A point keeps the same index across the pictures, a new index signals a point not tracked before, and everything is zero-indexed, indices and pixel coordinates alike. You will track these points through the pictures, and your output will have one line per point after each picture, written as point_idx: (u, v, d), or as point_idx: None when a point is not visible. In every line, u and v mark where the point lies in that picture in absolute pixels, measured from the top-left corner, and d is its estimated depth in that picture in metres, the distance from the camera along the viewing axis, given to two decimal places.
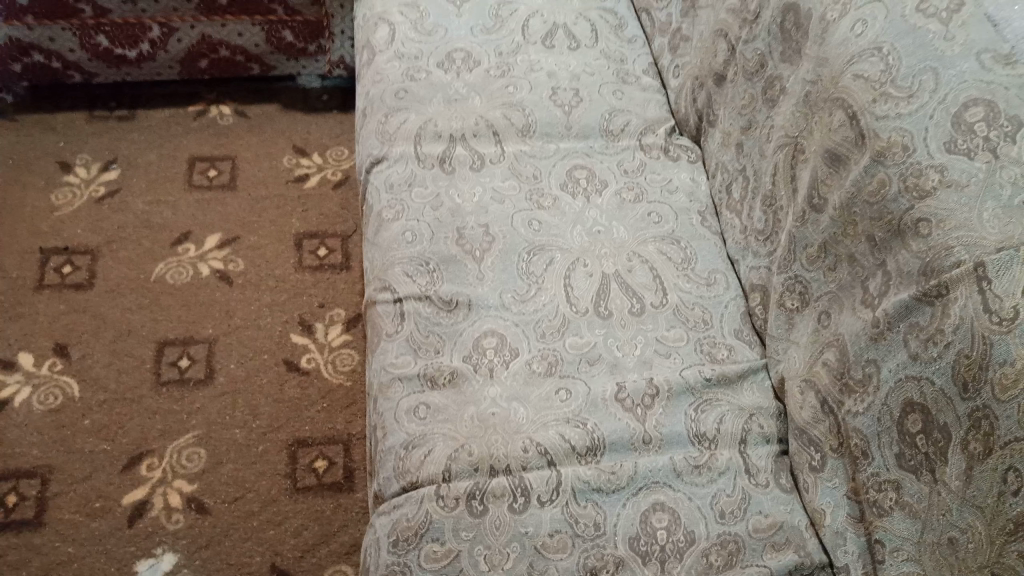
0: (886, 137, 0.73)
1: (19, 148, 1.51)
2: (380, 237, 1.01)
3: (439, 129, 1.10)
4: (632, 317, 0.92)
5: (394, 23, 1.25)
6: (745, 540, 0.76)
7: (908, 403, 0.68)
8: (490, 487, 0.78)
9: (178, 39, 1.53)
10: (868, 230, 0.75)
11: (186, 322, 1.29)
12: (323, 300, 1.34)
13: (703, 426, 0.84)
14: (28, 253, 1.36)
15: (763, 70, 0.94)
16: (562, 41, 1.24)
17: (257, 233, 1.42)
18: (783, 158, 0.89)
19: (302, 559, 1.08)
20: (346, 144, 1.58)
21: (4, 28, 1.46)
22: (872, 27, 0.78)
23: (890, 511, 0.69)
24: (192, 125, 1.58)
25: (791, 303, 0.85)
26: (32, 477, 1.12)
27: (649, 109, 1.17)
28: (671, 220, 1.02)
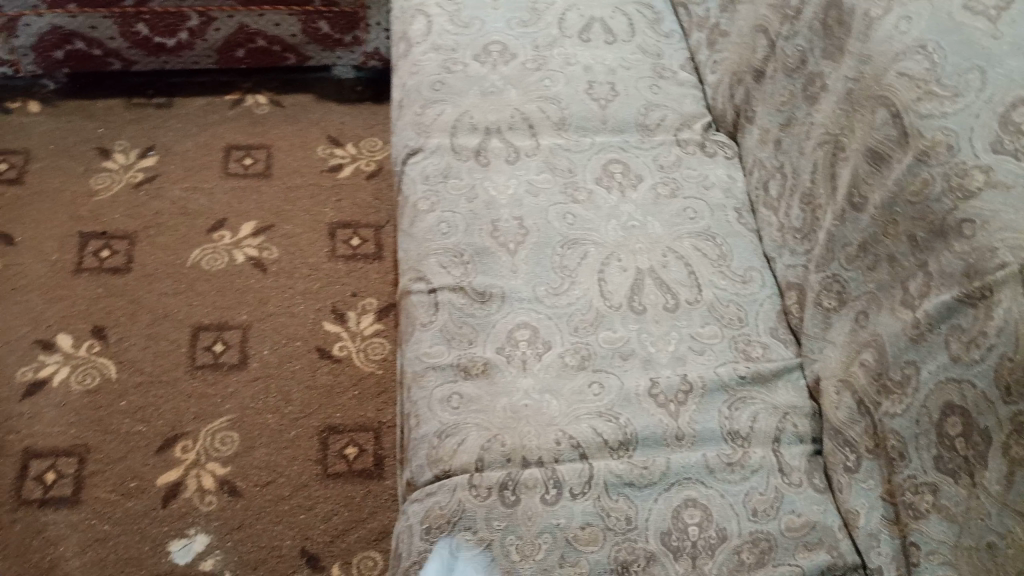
0: (930, 136, 0.72)
1: (60, 133, 1.53)
2: (414, 227, 1.01)
3: (475, 121, 1.11)
4: (666, 313, 0.92)
5: (431, 15, 1.26)
6: (777, 539, 0.76)
7: (948, 406, 0.67)
8: (523, 478, 0.78)
9: (216, 29, 1.54)
10: (909, 230, 0.74)
11: (221, 308, 1.31)
12: (355, 289, 1.35)
13: (737, 424, 0.83)
14: (68, 237, 1.38)
15: (804, 67, 0.94)
16: (599, 35, 1.24)
17: (291, 221, 1.43)
18: (822, 155, 0.88)
19: (332, 544, 1.10)
20: (380, 135, 1.59)
21: (47, 16, 1.47)
22: (915, 24, 0.78)
23: (927, 514, 0.69)
24: (228, 114, 1.59)
25: (828, 302, 0.85)
26: (70, 456, 1.14)
27: (685, 104, 1.16)
28: (706, 216, 1.02)
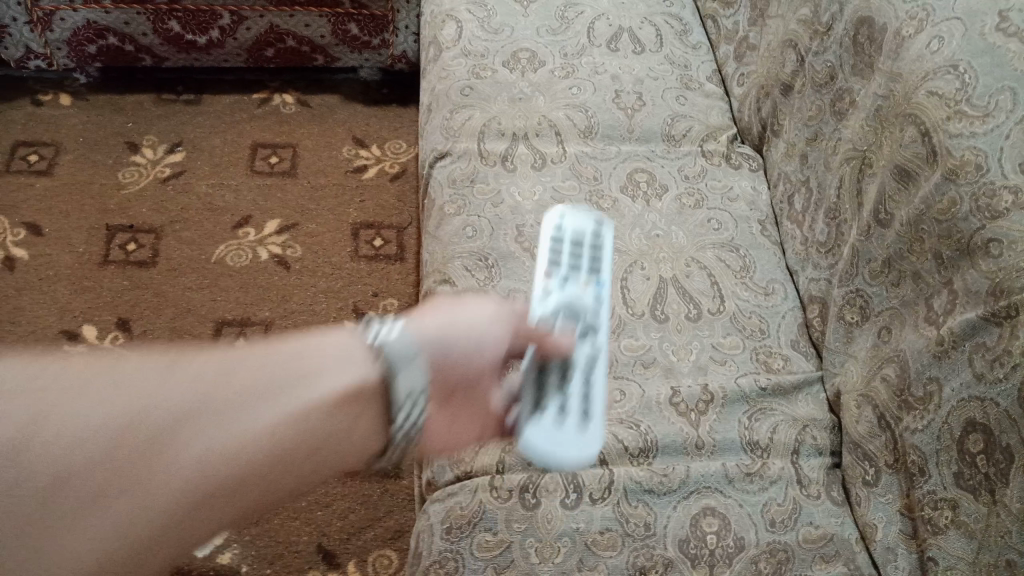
0: (959, 155, 0.73)
1: (90, 126, 1.55)
2: (440, 230, 1.02)
3: (502, 127, 1.12)
4: (689, 323, 0.93)
5: (462, 20, 1.27)
6: (795, 550, 0.76)
7: (970, 422, 0.68)
8: (544, 482, 0.79)
9: (247, 28, 1.56)
10: (935, 247, 0.75)
11: (244, 304, 1.33)
12: (377, 289, 1.36)
13: (757, 435, 0.84)
14: (95, 230, 1.40)
15: (833, 83, 0.94)
16: (627, 45, 1.25)
17: (315, 220, 1.45)
18: (849, 171, 0.89)
19: (348, 541, 1.11)
20: (405, 137, 1.61)
21: (82, 11, 1.51)
22: (947, 43, 0.78)
23: (945, 530, 0.69)
24: (255, 112, 1.61)
25: (851, 317, 0.85)
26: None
27: (711, 116, 1.17)
28: (730, 228, 1.03)
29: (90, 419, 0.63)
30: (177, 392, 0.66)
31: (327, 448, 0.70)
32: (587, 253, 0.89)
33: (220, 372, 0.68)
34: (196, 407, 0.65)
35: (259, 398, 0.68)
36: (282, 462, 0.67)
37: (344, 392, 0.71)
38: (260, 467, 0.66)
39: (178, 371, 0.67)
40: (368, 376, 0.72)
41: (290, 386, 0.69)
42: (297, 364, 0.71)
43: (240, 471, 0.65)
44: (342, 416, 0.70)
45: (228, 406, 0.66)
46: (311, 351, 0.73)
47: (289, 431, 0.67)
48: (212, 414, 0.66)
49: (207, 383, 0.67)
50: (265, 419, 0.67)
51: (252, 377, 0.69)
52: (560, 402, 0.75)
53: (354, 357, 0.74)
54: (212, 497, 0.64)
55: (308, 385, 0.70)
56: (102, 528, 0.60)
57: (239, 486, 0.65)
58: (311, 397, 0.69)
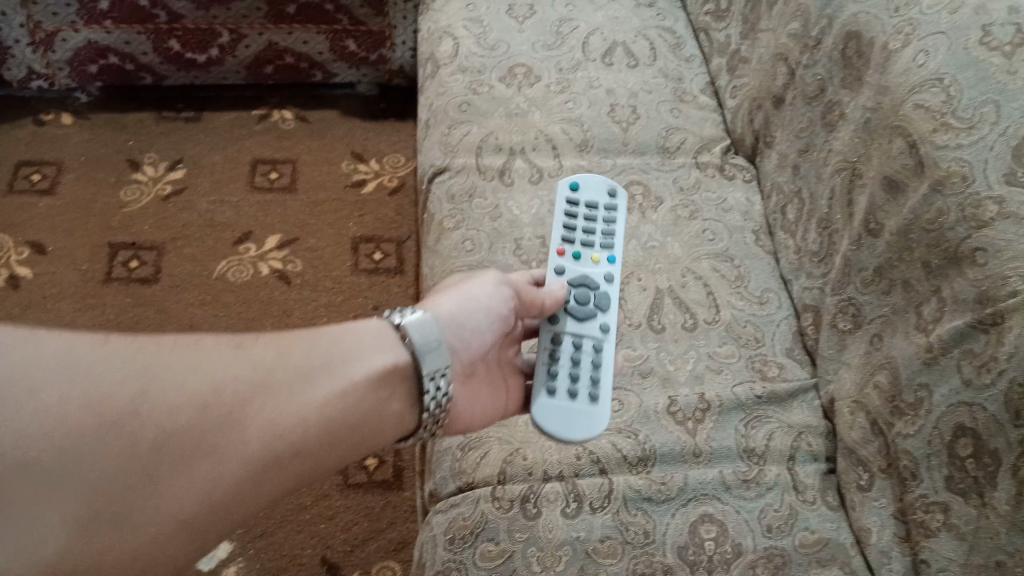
0: (945, 166, 0.75)
1: (92, 145, 1.57)
2: (440, 245, 1.04)
3: (499, 142, 1.14)
4: (685, 332, 0.95)
5: (458, 37, 1.29)
6: (791, 555, 0.78)
7: (959, 427, 0.69)
8: (544, 491, 0.81)
9: (246, 46, 1.59)
10: (924, 256, 0.76)
11: (246, 319, 1.34)
12: (377, 302, 1.38)
13: (753, 442, 0.86)
14: (98, 247, 1.42)
15: (823, 95, 0.96)
16: (621, 59, 1.27)
17: (315, 235, 1.46)
18: (840, 182, 0.91)
19: (352, 553, 1.12)
20: (403, 152, 1.63)
21: (84, 31, 1.53)
22: (933, 58, 0.80)
23: (937, 532, 0.70)
24: (255, 128, 1.63)
25: (844, 325, 0.87)
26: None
27: (704, 128, 1.19)
28: (724, 238, 1.05)
29: (97, 403, 0.55)
30: (199, 377, 0.59)
31: (364, 426, 0.65)
32: (601, 224, 0.89)
33: (256, 357, 0.63)
34: (223, 396, 0.59)
35: (294, 381, 0.63)
36: (322, 443, 0.63)
37: (386, 373, 0.67)
38: (299, 449, 0.61)
39: (209, 351, 0.62)
40: (402, 357, 0.68)
41: (331, 367, 0.65)
42: (335, 344, 0.67)
43: (282, 452, 0.60)
44: (384, 395, 0.66)
45: (268, 384, 0.61)
46: (346, 330, 0.68)
47: (334, 410, 0.63)
48: (251, 394, 0.60)
49: (238, 366, 0.61)
50: (304, 401, 0.62)
51: (280, 367, 0.63)
52: (568, 386, 0.77)
53: (390, 341, 0.69)
54: (250, 483, 0.59)
55: (348, 365, 0.66)
56: (139, 519, 0.55)
57: (279, 468, 0.60)
58: (356, 376, 0.65)
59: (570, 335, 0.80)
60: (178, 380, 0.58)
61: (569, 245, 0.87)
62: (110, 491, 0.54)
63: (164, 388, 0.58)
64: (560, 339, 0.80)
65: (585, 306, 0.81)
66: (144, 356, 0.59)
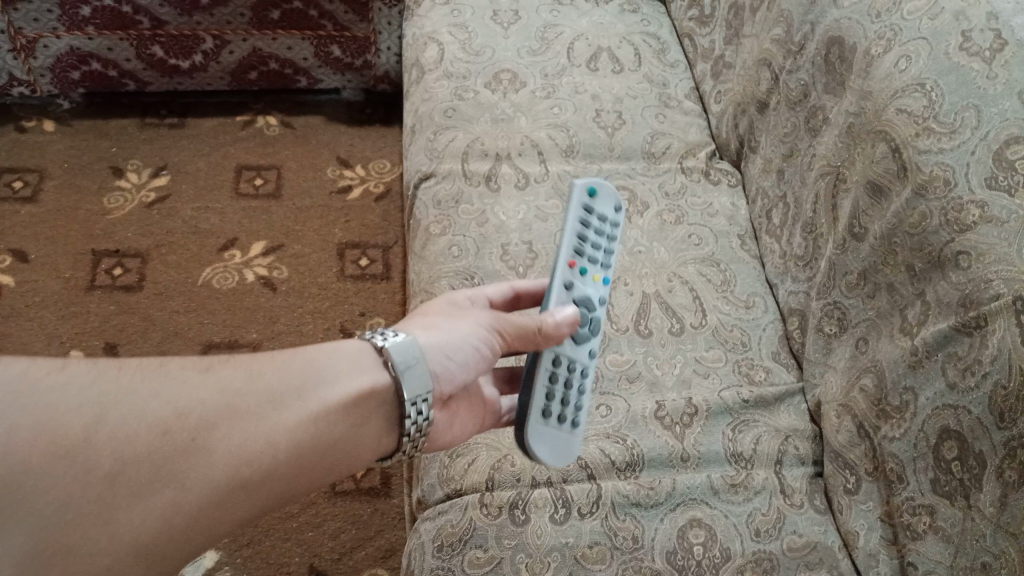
0: (928, 170, 0.75)
1: (74, 152, 1.56)
2: (426, 251, 1.04)
3: (485, 148, 1.14)
4: (672, 337, 0.95)
5: (443, 43, 1.29)
6: (779, 559, 0.78)
7: (944, 430, 0.70)
8: (533, 498, 0.81)
9: (230, 52, 1.58)
10: (908, 260, 0.77)
11: (231, 326, 1.33)
12: (363, 309, 1.38)
13: (740, 446, 0.86)
14: (81, 255, 1.41)
15: (807, 101, 0.97)
16: (606, 64, 1.27)
17: (300, 241, 1.46)
18: (824, 186, 0.91)
19: (340, 561, 1.11)
20: (388, 157, 1.62)
21: (66, 37, 1.51)
22: (915, 63, 0.81)
23: (924, 535, 0.71)
24: (239, 135, 1.63)
25: (829, 328, 0.88)
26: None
27: (689, 133, 1.20)
28: (710, 243, 1.05)
29: (55, 432, 0.54)
30: (164, 403, 0.57)
31: (337, 451, 0.62)
32: (605, 239, 0.82)
33: (225, 380, 0.60)
34: (186, 422, 0.57)
35: (265, 406, 0.60)
36: (291, 468, 0.60)
37: (362, 397, 0.63)
38: (266, 473, 0.59)
39: (177, 377, 0.59)
40: (379, 380, 0.65)
41: (305, 391, 0.62)
42: (311, 365, 0.64)
43: (248, 478, 0.58)
44: (358, 419, 0.63)
45: (235, 409, 0.59)
46: (321, 352, 0.65)
47: (304, 435, 0.60)
48: (216, 421, 0.58)
49: (205, 390, 0.59)
50: (272, 426, 0.59)
51: (249, 392, 0.60)
52: (557, 412, 0.73)
53: (368, 364, 0.65)
54: (212, 509, 0.57)
55: (321, 389, 0.63)
56: (92, 551, 0.53)
57: (245, 493, 0.58)
58: (328, 401, 0.62)
59: (567, 359, 0.74)
60: (140, 407, 0.56)
61: (578, 256, 0.78)
62: (67, 520, 0.52)
63: (126, 416, 0.56)
64: (560, 361, 0.74)
65: (583, 329, 0.75)
66: (108, 381, 0.57)
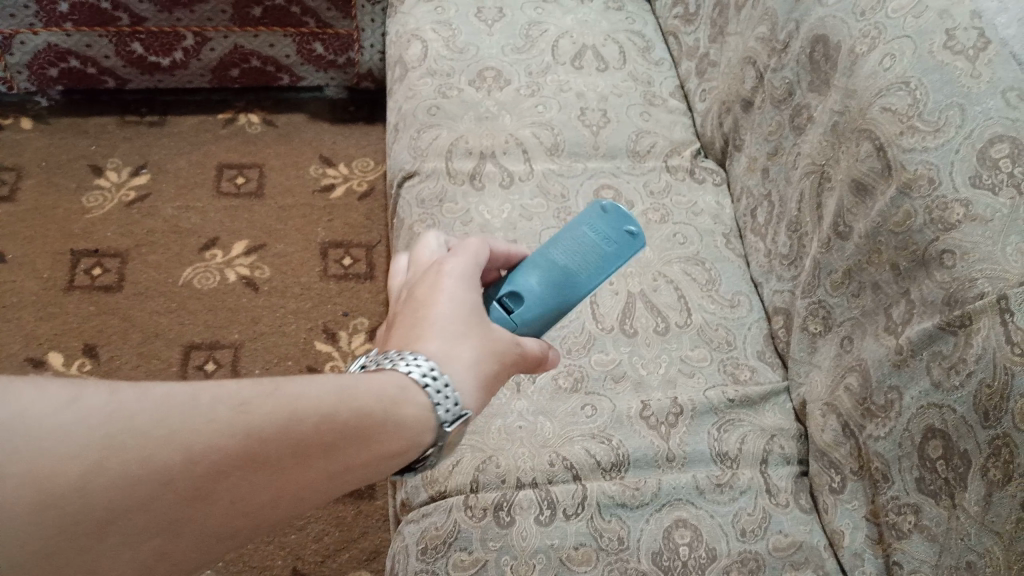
0: (912, 168, 0.75)
1: (53, 150, 1.54)
2: (410, 250, 1.03)
3: (469, 146, 1.13)
4: (657, 336, 0.94)
5: (427, 40, 1.28)
6: (765, 559, 0.78)
7: (929, 429, 0.70)
8: (517, 499, 0.80)
9: (211, 49, 1.56)
10: (892, 259, 0.77)
11: (213, 326, 1.32)
12: (347, 308, 1.36)
13: (726, 446, 0.85)
14: (60, 255, 1.39)
15: (791, 99, 0.97)
16: (591, 62, 1.27)
17: (283, 241, 1.44)
18: (809, 185, 0.91)
19: (324, 564, 1.10)
20: (372, 156, 1.61)
21: (43, 34, 1.49)
22: (899, 61, 0.81)
23: (909, 534, 0.71)
24: (221, 133, 1.61)
25: (814, 327, 0.87)
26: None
27: (674, 131, 1.19)
28: (695, 241, 1.05)
29: (49, 476, 0.41)
30: (170, 449, 0.45)
31: (337, 490, 0.54)
32: None
33: (257, 419, 0.48)
34: (194, 476, 0.45)
35: (292, 460, 0.49)
36: (285, 511, 0.51)
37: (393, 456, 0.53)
38: (265, 517, 0.50)
39: (198, 409, 0.46)
40: (418, 439, 0.54)
41: (335, 445, 0.50)
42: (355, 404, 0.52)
43: (244, 520, 0.49)
44: (377, 471, 0.54)
45: (257, 461, 0.47)
46: (371, 386, 0.53)
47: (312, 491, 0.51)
48: (233, 469, 0.47)
49: (230, 434, 0.47)
50: (281, 485, 0.49)
51: (277, 442, 0.48)
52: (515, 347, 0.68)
53: (416, 420, 0.54)
54: (198, 547, 0.48)
55: (355, 445, 0.51)
56: None
57: (238, 529, 0.49)
58: (359, 456, 0.52)
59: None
60: (147, 447, 0.44)
61: None
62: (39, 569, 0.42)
63: (131, 461, 0.44)
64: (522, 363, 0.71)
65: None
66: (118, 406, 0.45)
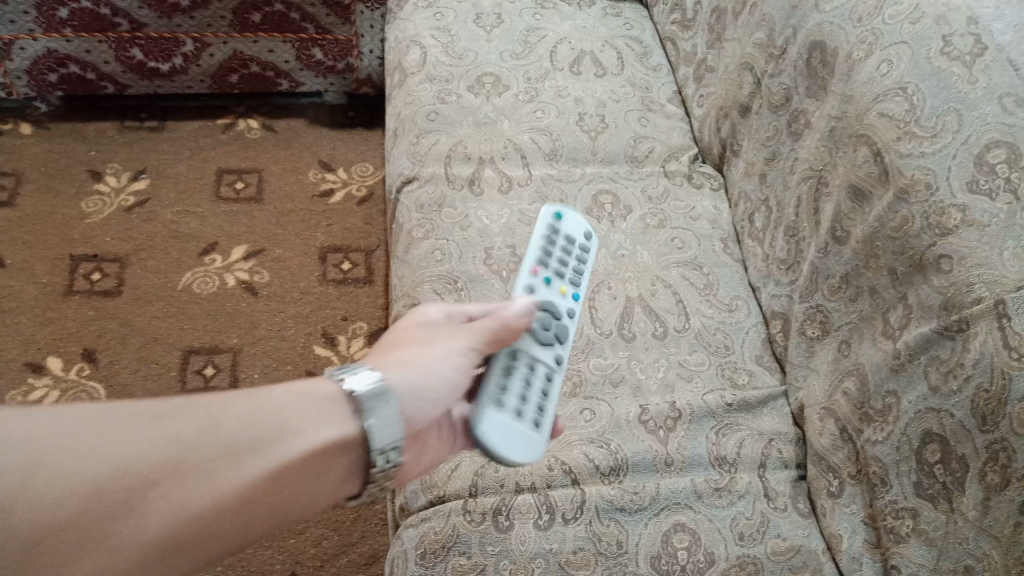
0: (909, 174, 0.76)
1: (52, 156, 1.54)
2: (409, 254, 1.03)
3: (468, 151, 1.14)
4: (655, 340, 0.95)
5: (426, 46, 1.29)
6: (764, 563, 0.78)
7: (926, 433, 0.70)
8: (516, 503, 0.80)
9: (210, 54, 1.56)
10: (890, 264, 0.77)
11: (212, 331, 1.32)
12: (346, 313, 1.37)
13: (724, 450, 0.86)
14: (59, 260, 1.39)
15: (789, 104, 0.97)
16: (589, 68, 1.27)
17: (282, 246, 1.45)
18: (806, 190, 0.91)
19: (323, 569, 1.10)
20: (371, 161, 1.61)
21: (43, 39, 1.49)
22: (896, 67, 0.81)
23: (907, 538, 0.71)
24: (220, 138, 1.61)
25: (812, 332, 0.88)
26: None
27: (672, 137, 1.20)
28: (693, 246, 1.05)
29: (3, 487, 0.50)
30: (102, 462, 0.53)
31: (294, 502, 0.59)
32: (574, 260, 0.88)
33: (179, 429, 0.56)
34: (128, 480, 0.52)
35: (222, 457, 0.56)
36: (238, 524, 0.56)
37: (325, 449, 0.59)
38: (224, 521, 0.55)
39: (125, 429, 0.55)
40: (348, 430, 0.61)
41: (256, 444, 0.58)
42: (272, 412, 0.60)
43: (201, 526, 0.54)
44: (318, 472, 0.59)
45: (189, 461, 0.55)
46: (284, 398, 0.61)
47: (256, 493, 0.56)
48: (169, 470, 0.54)
49: (155, 442, 0.55)
50: (221, 484, 0.55)
51: (198, 444, 0.56)
52: (517, 406, 0.71)
53: (340, 415, 0.61)
54: (167, 557, 0.53)
55: (282, 441, 0.58)
56: None
57: (201, 538, 0.54)
58: (290, 450, 0.58)
59: (527, 356, 0.75)
60: (82, 460, 0.52)
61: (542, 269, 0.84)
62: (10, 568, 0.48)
63: (70, 471, 0.52)
64: (519, 356, 0.75)
65: (546, 331, 0.78)
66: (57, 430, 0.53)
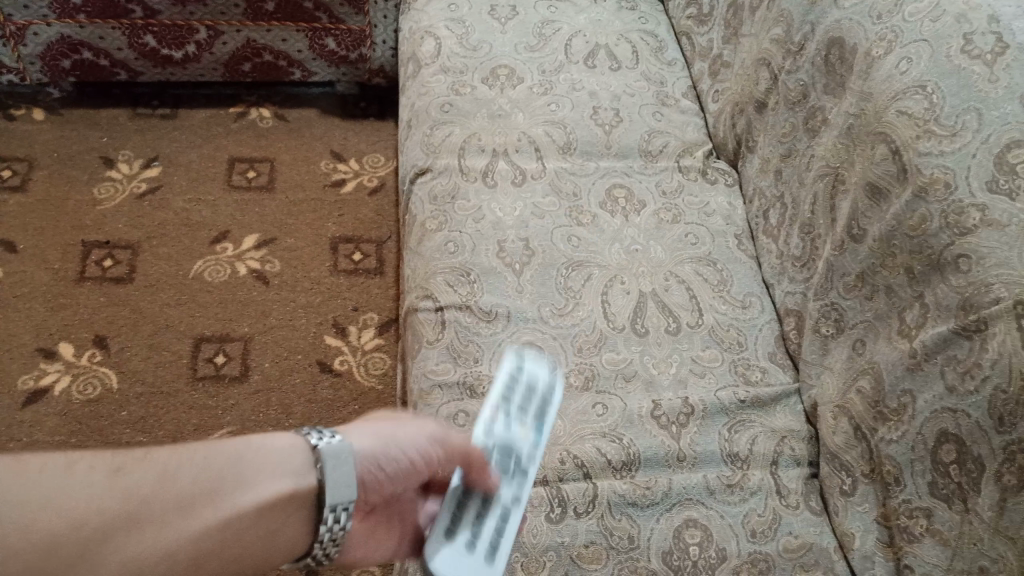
0: (928, 173, 0.75)
1: (65, 142, 1.54)
2: (422, 246, 1.03)
3: (482, 143, 1.13)
4: (668, 336, 0.94)
5: (440, 37, 1.28)
6: (775, 560, 0.78)
7: (942, 434, 0.70)
8: (528, 496, 0.80)
9: (223, 43, 1.56)
10: (907, 263, 0.77)
11: (222, 320, 1.32)
12: (357, 303, 1.37)
13: (736, 447, 0.85)
14: (71, 246, 1.39)
15: (806, 101, 0.97)
16: (604, 61, 1.27)
17: (293, 235, 1.45)
18: (823, 187, 0.91)
19: (331, 558, 1.10)
20: (382, 152, 1.61)
21: (56, 25, 1.49)
22: (916, 65, 0.81)
23: (920, 538, 0.71)
24: (232, 127, 1.61)
25: (826, 330, 0.87)
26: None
27: (687, 132, 1.19)
28: (707, 242, 1.05)
29: None
30: (52, 506, 0.48)
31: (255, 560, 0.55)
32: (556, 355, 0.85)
33: (124, 482, 0.51)
34: (66, 536, 0.48)
35: (177, 509, 0.52)
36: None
37: (284, 500, 0.55)
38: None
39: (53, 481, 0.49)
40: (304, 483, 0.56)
41: (214, 493, 0.53)
42: (233, 462, 0.55)
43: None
44: (269, 526, 0.55)
45: (139, 517, 0.50)
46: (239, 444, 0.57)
47: (211, 544, 0.52)
48: (117, 526, 0.49)
49: (97, 494, 0.50)
50: (173, 535, 0.51)
51: (152, 499, 0.51)
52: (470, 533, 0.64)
53: (297, 466, 0.57)
54: None
55: (241, 490, 0.54)
56: None
57: None
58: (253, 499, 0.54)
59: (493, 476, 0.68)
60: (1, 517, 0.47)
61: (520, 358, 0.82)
62: None
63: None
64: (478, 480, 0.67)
65: (511, 427, 0.73)
66: None
